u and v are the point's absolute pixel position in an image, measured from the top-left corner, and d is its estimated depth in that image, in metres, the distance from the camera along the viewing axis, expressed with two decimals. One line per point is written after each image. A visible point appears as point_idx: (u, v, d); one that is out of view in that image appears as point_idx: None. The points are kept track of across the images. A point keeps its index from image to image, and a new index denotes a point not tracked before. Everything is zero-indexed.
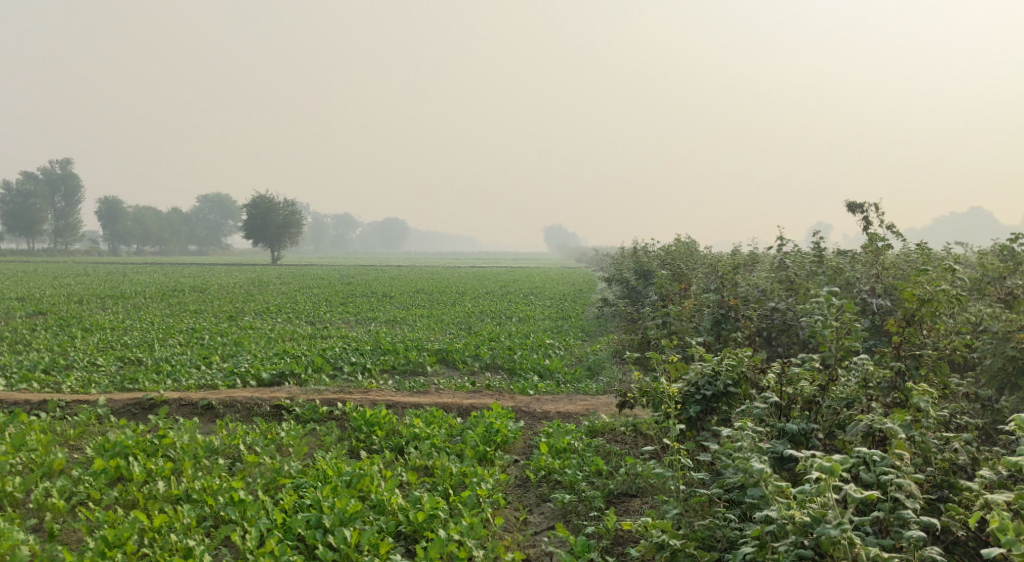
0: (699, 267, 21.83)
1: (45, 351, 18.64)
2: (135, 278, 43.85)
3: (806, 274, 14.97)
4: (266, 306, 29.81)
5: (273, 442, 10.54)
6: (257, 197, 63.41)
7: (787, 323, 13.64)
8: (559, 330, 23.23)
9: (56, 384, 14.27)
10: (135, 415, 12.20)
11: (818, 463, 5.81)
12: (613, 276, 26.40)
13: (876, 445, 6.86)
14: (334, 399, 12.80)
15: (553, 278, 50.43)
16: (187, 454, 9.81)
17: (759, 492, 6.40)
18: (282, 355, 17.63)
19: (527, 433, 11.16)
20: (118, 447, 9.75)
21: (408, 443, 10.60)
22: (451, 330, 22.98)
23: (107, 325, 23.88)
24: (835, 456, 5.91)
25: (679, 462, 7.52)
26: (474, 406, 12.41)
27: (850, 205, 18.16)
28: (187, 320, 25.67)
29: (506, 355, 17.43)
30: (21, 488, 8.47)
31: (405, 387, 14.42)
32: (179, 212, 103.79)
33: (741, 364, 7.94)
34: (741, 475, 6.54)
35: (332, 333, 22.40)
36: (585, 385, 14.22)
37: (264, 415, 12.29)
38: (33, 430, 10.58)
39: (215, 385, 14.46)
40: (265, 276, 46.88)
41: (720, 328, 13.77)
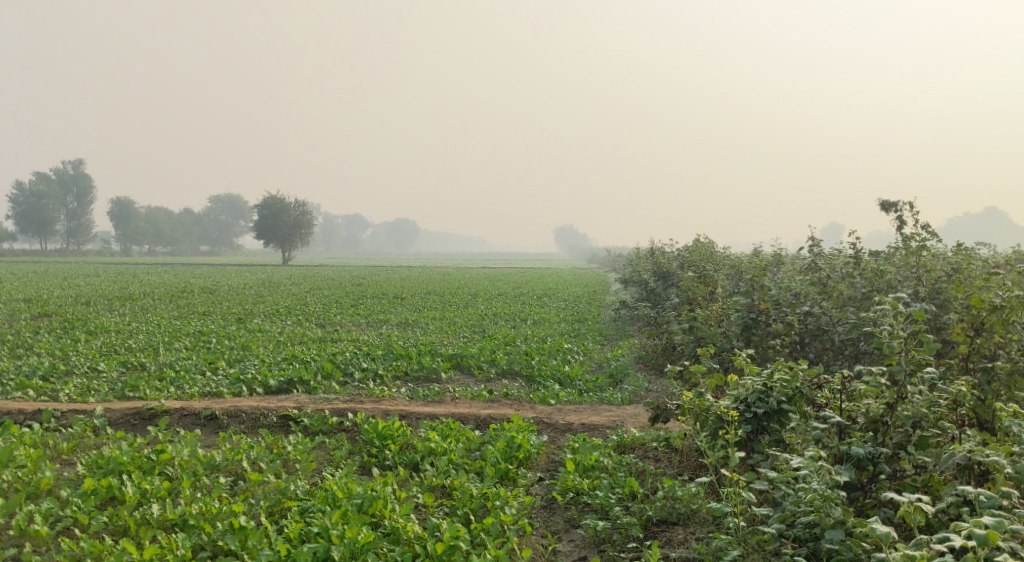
0: (722, 268, 20.98)
1: (45, 356, 17.95)
2: (145, 279, 43.18)
3: (841, 277, 14.16)
4: (276, 308, 29.07)
5: (279, 458, 9.86)
6: (268, 196, 62.74)
7: (822, 328, 12.81)
8: (577, 333, 22.43)
9: (53, 392, 13.62)
10: (134, 427, 11.54)
11: (971, 531, 5.46)
12: (630, 277, 25.56)
13: (975, 478, 6.47)
14: (344, 408, 12.10)
15: (566, 279, 49.32)
16: (186, 471, 9.12)
17: (840, 535, 6.09)
18: (290, 361, 16.91)
19: (550, 448, 10.42)
20: (112, 464, 9.10)
21: (423, 459, 9.89)
22: (464, 334, 22.25)
23: (113, 327, 23.26)
24: (985, 521, 5.53)
25: (738, 495, 7.03)
26: (492, 417, 11.66)
27: (883, 203, 17.32)
28: (196, 322, 25.02)
29: (524, 360, 16.66)
30: (3, 512, 7.83)
31: (419, 395, 13.68)
32: (190, 212, 103.43)
33: (795, 378, 7.41)
34: (818, 514, 6.23)
35: (342, 337, 21.67)
36: (610, 393, 13.46)
37: (270, 426, 11.59)
38: (22, 445, 9.93)
39: (220, 393, 13.76)
40: (276, 278, 46.10)
41: (751, 333, 12.95)
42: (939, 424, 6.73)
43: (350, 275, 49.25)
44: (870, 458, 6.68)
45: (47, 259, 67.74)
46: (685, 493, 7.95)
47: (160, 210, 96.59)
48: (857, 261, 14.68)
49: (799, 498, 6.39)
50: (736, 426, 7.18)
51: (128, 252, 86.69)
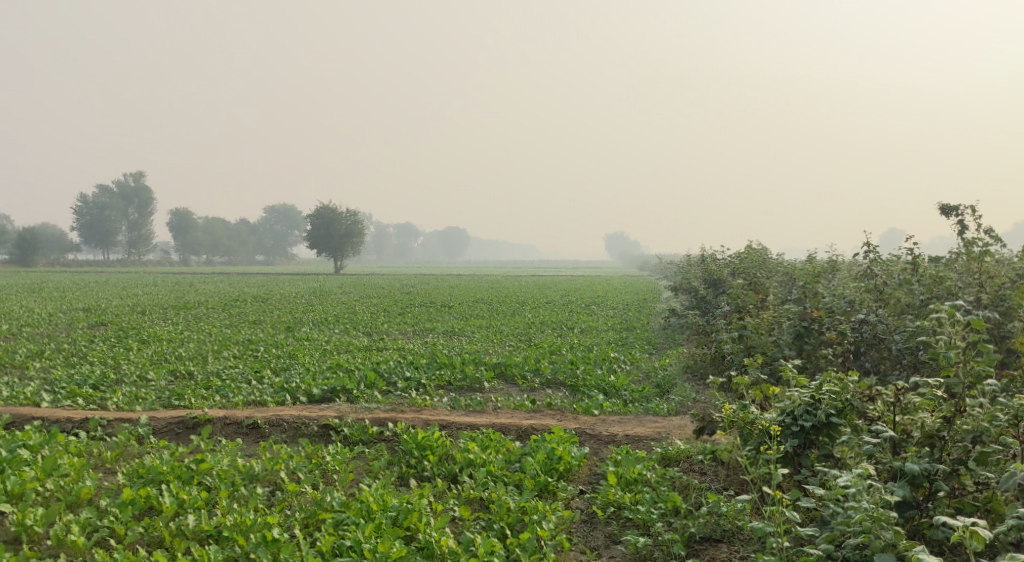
0: (774, 275, 20.45)
1: (98, 365, 18.25)
2: (200, 288, 43.94)
3: (898, 285, 13.69)
4: (324, 316, 29.25)
5: (318, 468, 9.79)
6: (319, 206, 63.58)
7: (878, 338, 12.47)
8: (624, 342, 22.08)
9: (102, 401, 13.80)
10: (179, 435, 11.60)
11: None
12: (680, 285, 25.10)
13: None
14: (385, 418, 11.99)
15: (616, 287, 48.77)
16: (224, 481, 9.10)
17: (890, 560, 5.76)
18: (335, 369, 16.92)
19: (592, 461, 10.15)
20: (151, 474, 9.13)
21: (462, 470, 9.73)
22: (510, 342, 22.07)
23: (165, 336, 23.64)
24: None
25: (782, 513, 6.71)
26: (534, 428, 11.45)
27: (943, 207, 16.69)
28: (245, 331, 25.28)
29: (569, 369, 16.41)
30: (43, 522, 8.02)
31: (461, 405, 13.53)
32: (245, 222, 105.34)
33: (845, 391, 7.07)
34: (865, 536, 5.91)
35: (388, 346, 21.66)
36: (655, 404, 13.15)
37: (311, 436, 11.54)
38: (67, 454, 10.03)
39: (263, 402, 13.79)
40: (328, 287, 46.63)
41: (803, 342, 12.53)
42: (1001, 440, 6.33)
43: (400, 284, 49.43)
44: (925, 474, 6.32)
45: (109, 269, 69.55)
46: (729, 510, 7.77)
47: (216, 220, 98.54)
48: (915, 268, 14.14)
49: (848, 517, 6.05)
50: (782, 439, 6.88)
51: (186, 262, 88.59)
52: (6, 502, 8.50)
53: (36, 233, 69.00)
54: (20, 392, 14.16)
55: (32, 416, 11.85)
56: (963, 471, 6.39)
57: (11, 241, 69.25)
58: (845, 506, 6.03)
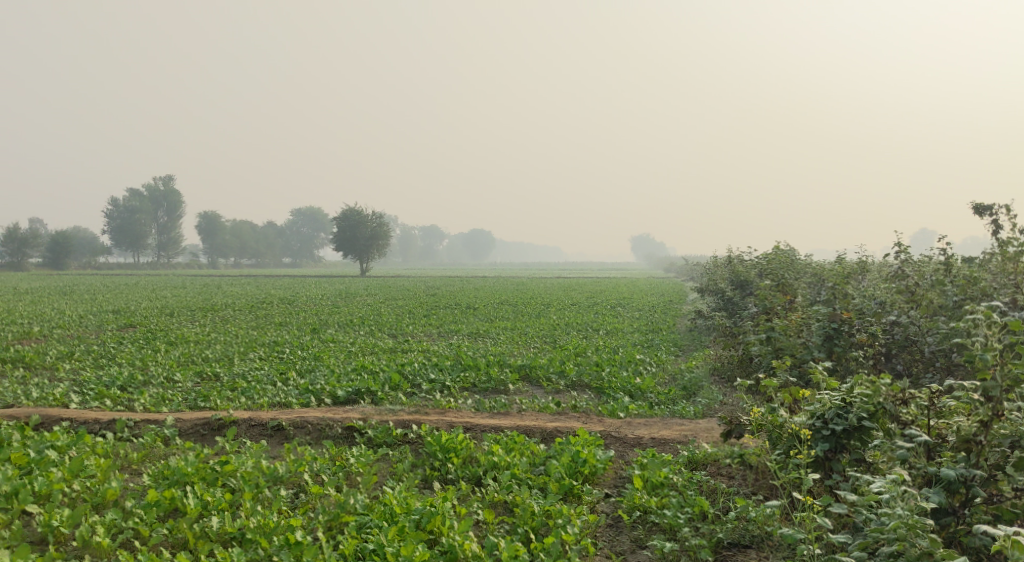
0: (803, 276, 20.19)
1: (126, 366, 18.42)
2: (229, 290, 44.38)
3: (930, 286, 13.44)
4: (351, 318, 29.35)
5: (342, 470, 9.76)
6: (346, 209, 63.95)
7: (910, 339, 12.30)
8: (650, 344, 21.90)
9: (129, 402, 13.87)
10: (204, 437, 11.63)
11: None
12: (706, 286, 24.87)
13: None
14: (409, 420, 11.95)
15: (642, 288, 48.53)
16: (248, 483, 9.10)
17: None
18: (359, 371, 16.93)
19: (618, 464, 10.04)
20: (176, 475, 9.14)
21: (486, 473, 9.67)
22: (535, 344, 21.98)
23: (193, 338, 23.80)
24: None
25: (813, 520, 6.56)
26: (559, 431, 11.35)
27: (977, 206, 16.37)
28: (271, 332, 25.39)
29: (594, 371, 16.27)
30: (69, 523, 8.09)
31: (485, 407, 13.46)
32: (272, 225, 106.17)
33: (877, 393, 6.89)
34: (900, 544, 5.75)
35: (413, 347, 21.64)
36: (682, 407, 12.98)
37: (335, 438, 11.52)
38: (93, 455, 10.09)
39: (288, 403, 13.82)
40: (353, 288, 46.90)
41: (833, 344, 12.31)
42: None
43: (425, 285, 49.52)
44: (962, 480, 6.15)
45: (139, 272, 70.36)
46: (758, 514, 7.66)
47: (244, 223, 99.37)
48: (948, 268, 13.87)
49: (882, 525, 5.89)
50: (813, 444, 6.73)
51: (214, 264, 89.44)
52: (33, 502, 8.56)
53: (68, 236, 69.95)
54: (49, 393, 14.29)
55: (60, 417, 11.93)
56: (1001, 477, 6.21)
57: (44, 243, 70.27)
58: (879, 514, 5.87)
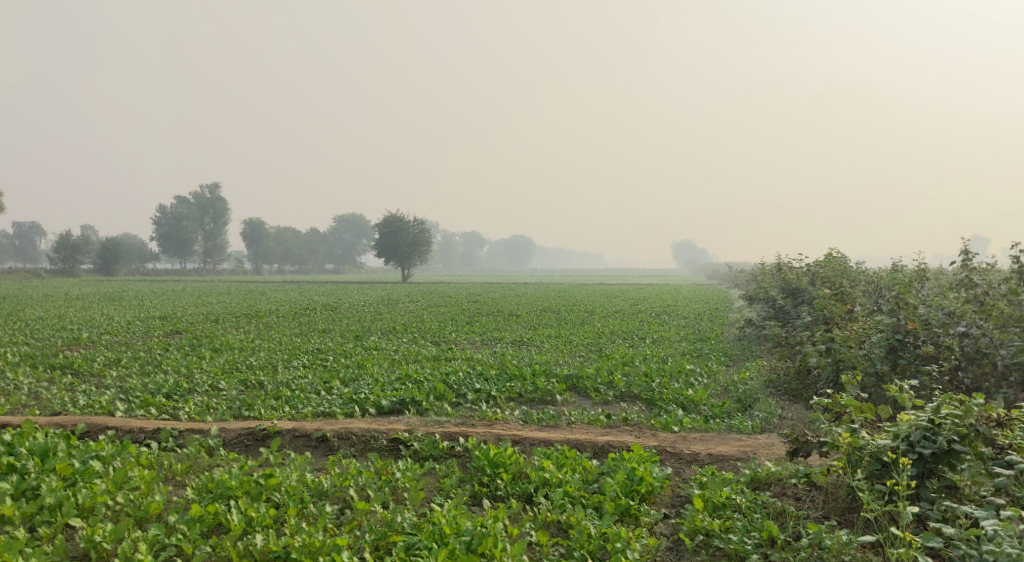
0: (859, 285, 19.49)
1: (171, 373, 18.34)
2: (274, 297, 44.52)
3: (1000, 296, 12.76)
4: (393, 325, 29.07)
5: (388, 485, 9.46)
6: (387, 215, 63.98)
7: (980, 351, 11.64)
8: (700, 353, 21.31)
9: (174, 410, 13.74)
10: (248, 447, 11.41)
11: None
12: (756, 294, 24.11)
13: None
14: (456, 432, 11.62)
15: (687, 295, 47.54)
16: (293, 498, 8.86)
17: None
18: (404, 380, 16.66)
19: (675, 482, 9.59)
20: (220, 489, 8.91)
21: (537, 490, 9.31)
22: (581, 353, 21.56)
23: (237, 345, 23.69)
24: None
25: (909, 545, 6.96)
26: (611, 445, 10.92)
27: None
28: (314, 340, 25.23)
29: (644, 382, 15.77)
30: (112, 538, 7.94)
31: (533, 419, 13.06)
32: (315, 232, 106.96)
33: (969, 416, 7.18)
34: None
35: (457, 356, 21.32)
36: (739, 420, 12.47)
37: (380, 450, 11.22)
38: (137, 465, 9.90)
39: (332, 413, 13.56)
40: (395, 295, 46.62)
41: (897, 356, 11.77)
42: None
43: (467, 292, 49.08)
44: None
45: (185, 278, 71.23)
46: (833, 543, 7.51)
47: (287, 229, 100.19)
48: (1020, 277, 13.17)
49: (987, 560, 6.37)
50: (907, 475, 7.01)
51: (259, 270, 90.36)
52: (76, 516, 8.36)
53: (117, 242, 71.09)
54: (96, 400, 14.22)
55: (105, 426, 11.79)
56: None
57: (95, 250, 71.44)
58: (985, 551, 6.39)
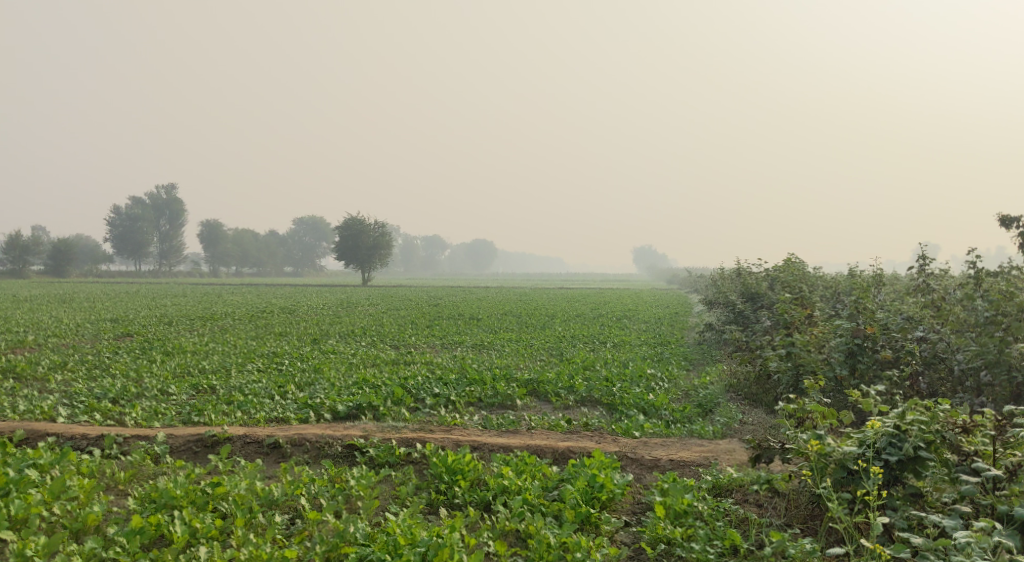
0: (819, 290, 19.58)
1: (119, 377, 17.75)
2: (231, 299, 43.71)
3: (957, 301, 12.87)
4: (352, 328, 28.63)
5: (342, 493, 9.17)
6: (348, 218, 63.37)
7: (938, 356, 11.73)
8: (660, 357, 21.26)
9: (120, 416, 13.23)
10: (197, 454, 10.99)
11: None
12: (716, 298, 24.12)
13: None
14: (413, 438, 11.34)
15: (648, 300, 47.73)
16: (241, 508, 8.51)
17: None
18: (361, 384, 16.30)
19: (636, 488, 9.42)
20: (164, 499, 8.53)
21: (495, 498, 9.08)
22: (542, 357, 21.40)
23: (190, 348, 23.06)
24: None
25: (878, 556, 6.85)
26: (572, 451, 10.73)
27: (1003, 218, 15.80)
28: (271, 343, 24.73)
29: (605, 387, 15.59)
30: (45, 551, 7.53)
31: (493, 424, 12.81)
32: (274, 234, 105.63)
33: (935, 421, 7.19)
34: None
35: (416, 360, 20.99)
36: (700, 425, 12.34)
37: (335, 457, 10.89)
38: (76, 474, 9.45)
39: (286, 419, 13.18)
40: (355, 298, 46.07)
41: (856, 361, 11.67)
42: None
43: (427, 295, 48.67)
44: None
45: (139, 280, 69.69)
46: (797, 552, 7.42)
47: (245, 230, 98.74)
48: (975, 281, 13.26)
49: None
50: (875, 484, 6.95)
51: (216, 273, 88.88)
52: (8, 528, 7.92)
53: (70, 243, 69.43)
54: (38, 405, 13.65)
55: (46, 432, 11.28)
56: None
57: (46, 251, 69.63)
58: None
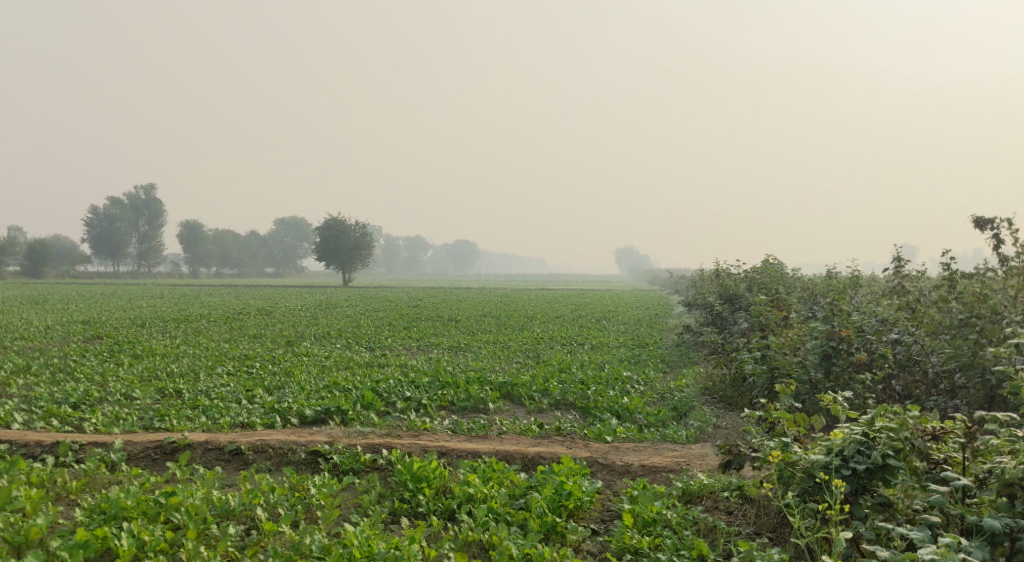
0: (796, 291, 19.44)
1: (83, 381, 17.30)
2: (207, 301, 43.14)
3: (933, 303, 12.78)
4: (328, 330, 28.23)
5: (301, 502, 8.87)
6: (329, 218, 62.86)
7: (913, 359, 11.53)
8: (637, 359, 21.05)
9: (79, 422, 12.83)
10: (155, 462, 10.65)
11: None
12: (695, 300, 23.93)
13: None
14: (379, 444, 11.03)
15: (629, 301, 47.59)
16: (195, 518, 8.20)
17: None
18: (331, 388, 15.95)
19: (605, 496, 9.18)
20: (113, 510, 8.20)
21: (461, 506, 8.80)
22: (518, 359, 21.13)
23: (160, 351, 22.59)
24: None
25: None
26: (542, 457, 10.48)
27: (979, 220, 15.71)
28: (244, 346, 24.31)
29: (580, 390, 15.34)
30: None
31: (463, 429, 12.53)
32: (253, 235, 104.77)
33: (903, 428, 7.06)
34: None
35: (390, 362, 20.66)
36: (673, 430, 12.12)
37: (297, 464, 10.57)
38: (24, 484, 9.09)
39: (251, 424, 12.84)
40: (333, 299, 45.57)
41: (831, 364, 11.43)
42: None
43: (407, 297, 48.20)
44: (1007, 532, 6.35)
45: (115, 281, 68.77)
46: None
47: (224, 230, 97.82)
48: (951, 283, 13.15)
49: None
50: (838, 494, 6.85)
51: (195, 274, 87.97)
52: None
53: (45, 244, 68.50)
54: None
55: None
56: None
57: (21, 251, 68.69)
58: None
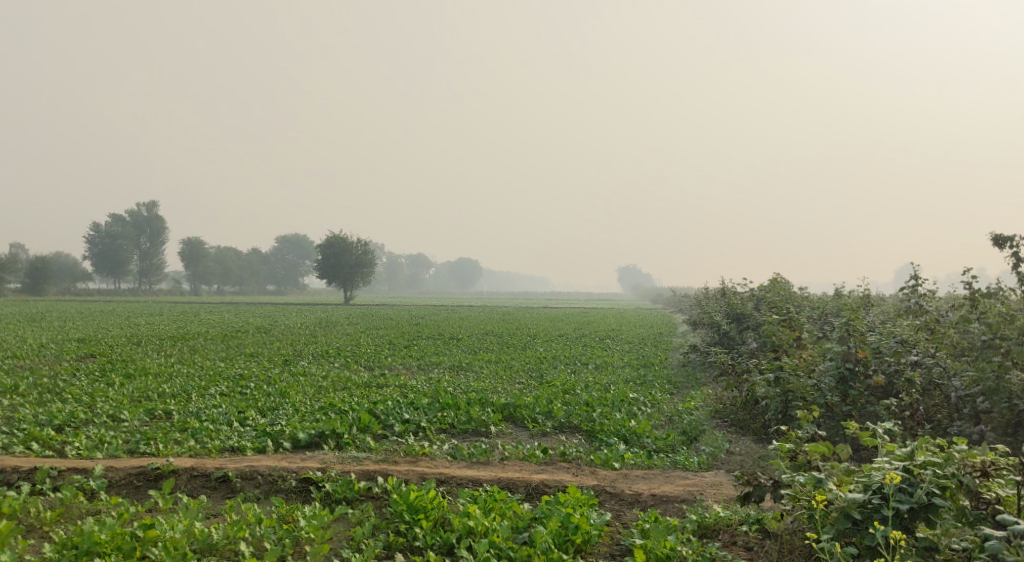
0: (807, 310, 18.83)
1: (71, 402, 16.67)
2: (207, 318, 42.40)
3: (953, 323, 12.24)
4: (327, 349, 27.55)
5: (290, 534, 8.25)
6: (331, 238, 62.38)
7: (933, 383, 10.92)
8: (644, 380, 20.39)
9: (62, 446, 12.24)
10: (138, 489, 10.07)
11: None
12: (700, 318, 23.31)
13: None
14: (373, 470, 10.42)
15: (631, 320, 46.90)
16: (173, 555, 7.66)
17: None
18: (326, 410, 15.35)
19: (615, 529, 8.59)
20: (85, 545, 7.65)
21: (460, 539, 8.22)
22: (520, 380, 20.47)
23: (153, 371, 21.94)
24: None
25: None
26: (546, 485, 9.89)
27: (997, 238, 15.18)
28: (240, 365, 23.65)
29: (585, 412, 14.73)
30: None
31: (463, 454, 11.92)
32: (254, 253, 104.24)
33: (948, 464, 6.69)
34: None
35: (390, 383, 20.02)
36: (685, 456, 11.54)
37: (287, 493, 9.97)
38: None
39: (241, 448, 12.25)
40: (334, 317, 44.76)
41: (848, 387, 11.02)
42: None
43: (408, 315, 47.40)
44: None
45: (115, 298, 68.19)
46: None
47: (225, 248, 97.27)
48: (971, 302, 12.57)
49: None
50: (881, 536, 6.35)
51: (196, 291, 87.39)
52: None
53: (47, 261, 68.10)
54: None
55: None
56: None
57: (23, 270, 68.24)
58: None
